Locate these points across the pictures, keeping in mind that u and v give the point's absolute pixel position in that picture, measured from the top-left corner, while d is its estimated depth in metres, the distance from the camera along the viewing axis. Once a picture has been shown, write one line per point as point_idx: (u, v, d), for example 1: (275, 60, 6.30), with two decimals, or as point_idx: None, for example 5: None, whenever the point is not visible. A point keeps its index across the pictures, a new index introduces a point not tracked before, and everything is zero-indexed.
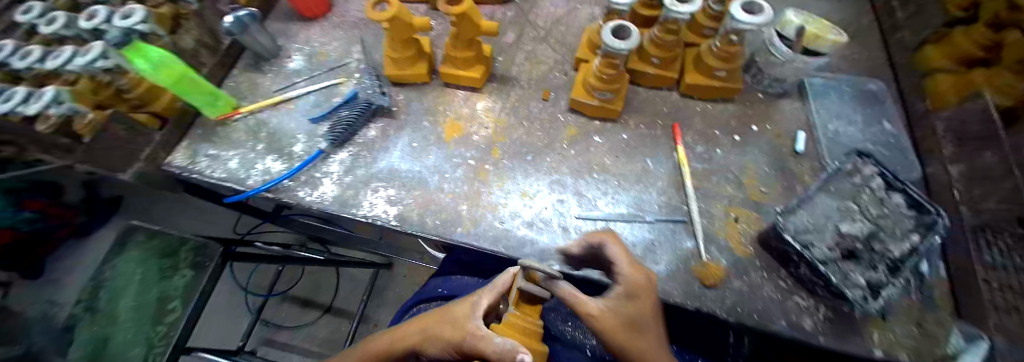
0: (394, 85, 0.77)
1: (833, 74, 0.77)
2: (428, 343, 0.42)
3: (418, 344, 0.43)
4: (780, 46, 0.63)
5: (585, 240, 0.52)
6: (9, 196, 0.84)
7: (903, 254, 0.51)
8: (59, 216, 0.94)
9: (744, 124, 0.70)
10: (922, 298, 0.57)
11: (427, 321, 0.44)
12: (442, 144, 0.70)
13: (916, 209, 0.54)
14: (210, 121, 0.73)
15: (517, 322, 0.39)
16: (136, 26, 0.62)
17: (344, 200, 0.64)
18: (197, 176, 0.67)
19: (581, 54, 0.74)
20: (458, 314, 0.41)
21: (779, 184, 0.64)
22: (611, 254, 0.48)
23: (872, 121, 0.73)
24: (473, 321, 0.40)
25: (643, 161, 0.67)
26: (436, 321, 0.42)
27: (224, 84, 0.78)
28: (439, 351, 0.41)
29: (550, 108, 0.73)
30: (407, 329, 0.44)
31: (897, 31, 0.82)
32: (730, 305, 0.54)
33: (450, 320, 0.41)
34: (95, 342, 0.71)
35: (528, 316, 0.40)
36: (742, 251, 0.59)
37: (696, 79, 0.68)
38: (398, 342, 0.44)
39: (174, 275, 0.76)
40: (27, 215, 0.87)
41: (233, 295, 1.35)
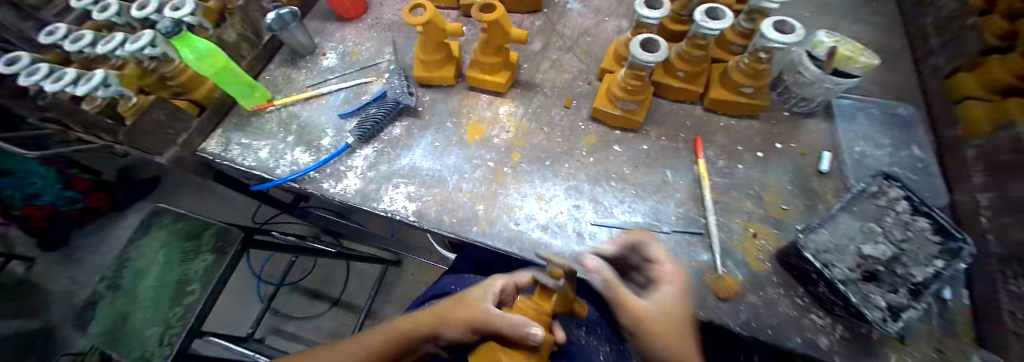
0: (422, 86, 0.79)
1: (862, 96, 0.76)
2: (443, 326, 0.47)
3: (436, 327, 0.47)
4: (809, 66, 0.63)
5: (623, 239, 0.52)
6: (63, 176, 1.05)
7: (927, 279, 0.50)
8: (98, 197, 1.15)
9: (767, 141, 0.69)
10: (944, 325, 0.55)
11: (442, 307, 0.49)
12: (463, 145, 0.71)
13: (942, 235, 0.52)
14: (244, 111, 0.76)
15: (528, 308, 0.43)
16: (184, 18, 0.65)
17: (366, 193, 0.66)
18: (228, 162, 0.70)
19: (607, 65, 0.76)
20: (474, 297, 0.48)
21: (802, 204, 0.63)
22: (654, 252, 0.48)
23: (900, 145, 0.71)
24: (485, 304, 0.45)
25: (662, 172, 0.67)
26: (453, 305, 0.48)
27: (260, 77, 0.82)
28: (456, 332, 0.45)
29: (572, 116, 0.74)
30: (425, 315, 0.49)
31: (931, 57, 0.80)
32: (744, 320, 0.53)
33: (465, 305, 0.47)
34: (115, 319, 0.73)
35: (534, 301, 0.44)
36: (760, 268, 0.58)
37: (721, 95, 0.69)
38: (417, 327, 0.48)
39: (196, 258, 0.79)
40: (71, 193, 1.07)
41: (248, 281, 1.39)
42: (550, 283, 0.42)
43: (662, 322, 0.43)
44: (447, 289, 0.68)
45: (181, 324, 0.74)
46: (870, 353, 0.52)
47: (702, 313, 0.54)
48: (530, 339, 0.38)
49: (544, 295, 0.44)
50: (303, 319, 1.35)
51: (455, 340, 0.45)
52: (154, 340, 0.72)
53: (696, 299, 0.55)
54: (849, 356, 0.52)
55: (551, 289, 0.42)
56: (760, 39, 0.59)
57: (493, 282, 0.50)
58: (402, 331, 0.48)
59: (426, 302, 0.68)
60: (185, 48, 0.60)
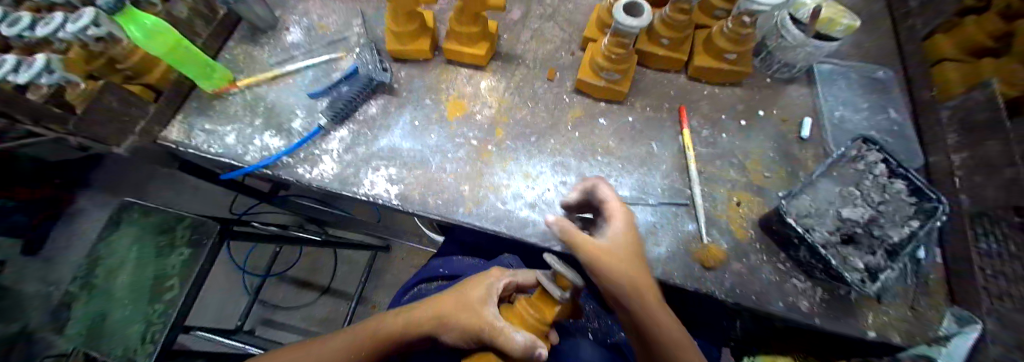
0: (396, 62, 0.75)
1: (842, 60, 0.76)
2: (445, 330, 0.47)
3: (436, 330, 0.47)
4: (792, 30, 0.62)
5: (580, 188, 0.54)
6: None
7: (904, 239, 0.51)
8: None
9: (752, 109, 0.69)
10: (917, 283, 0.58)
11: (441, 311, 0.48)
12: (444, 123, 0.69)
13: (917, 195, 0.54)
14: (205, 94, 0.71)
15: (529, 317, 0.44)
16: None
17: (345, 178, 0.63)
18: (193, 151, 0.66)
19: (588, 33, 0.73)
20: (475, 301, 0.46)
21: (784, 169, 0.64)
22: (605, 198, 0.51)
23: (878, 109, 0.72)
24: (489, 313, 0.44)
25: (648, 145, 0.66)
26: (454, 310, 0.47)
27: (219, 56, 0.76)
28: (458, 338, 0.46)
29: (555, 88, 0.72)
30: (423, 317, 0.48)
31: (909, 18, 0.79)
32: (729, 287, 0.55)
33: (466, 312, 0.46)
34: (91, 319, 0.69)
35: (533, 309, 0.44)
36: (743, 235, 0.59)
37: (706, 62, 0.67)
38: (416, 327, 0.48)
39: (171, 253, 0.76)
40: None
41: (231, 273, 1.35)
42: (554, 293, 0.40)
43: (623, 254, 0.47)
44: (437, 272, 0.69)
45: (162, 320, 0.72)
46: (848, 315, 0.54)
47: (689, 283, 0.55)
48: (535, 357, 0.41)
49: (546, 302, 0.43)
50: (293, 308, 1.34)
51: (455, 343, 0.46)
52: (136, 339, 0.70)
53: (683, 269, 0.56)
54: (828, 317, 0.54)
55: (552, 299, 0.42)
56: (744, 2, 0.57)
57: (497, 282, 0.48)
58: (402, 330, 0.48)
59: (415, 286, 0.70)
60: (132, 26, 0.54)
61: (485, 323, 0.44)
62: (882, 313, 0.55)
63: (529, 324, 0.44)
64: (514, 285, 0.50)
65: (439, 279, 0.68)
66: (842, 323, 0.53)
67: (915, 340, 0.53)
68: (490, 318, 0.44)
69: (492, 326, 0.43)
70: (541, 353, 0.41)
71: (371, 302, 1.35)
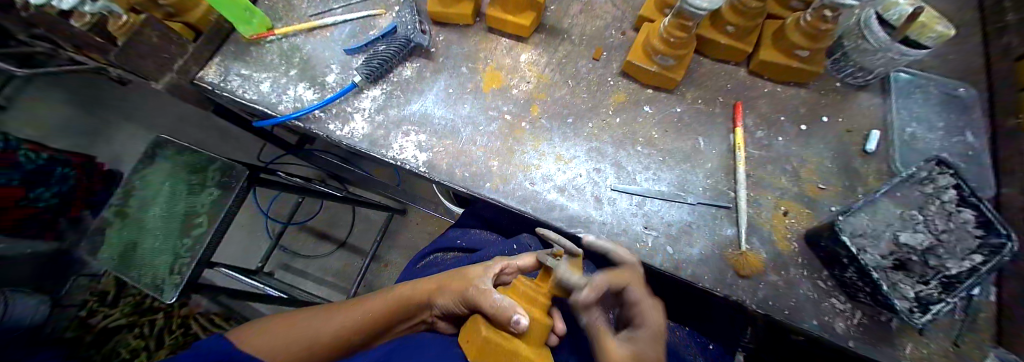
0: (435, 24, 0.72)
1: (923, 71, 0.68)
2: (438, 295, 0.46)
3: (430, 295, 0.47)
4: (877, 30, 0.55)
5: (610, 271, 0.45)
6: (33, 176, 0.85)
7: (964, 273, 0.47)
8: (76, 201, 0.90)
9: (814, 113, 0.64)
10: (967, 320, 0.54)
11: (440, 276, 0.48)
12: (479, 94, 0.66)
13: (984, 229, 0.49)
14: (243, 39, 0.69)
15: (520, 285, 0.41)
16: None
17: (374, 139, 0.62)
18: (228, 95, 0.65)
19: (645, 13, 0.67)
20: (471, 273, 0.45)
21: (840, 182, 0.59)
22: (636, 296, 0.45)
23: (954, 129, 0.65)
24: (481, 279, 0.43)
25: (694, 140, 0.62)
26: (450, 275, 0.47)
27: (259, 2, 0.74)
28: (449, 301, 0.45)
29: (600, 69, 0.68)
30: (423, 281, 0.48)
31: (1005, 32, 0.70)
32: (761, 298, 0.52)
33: (461, 276, 0.46)
34: (125, 246, 0.72)
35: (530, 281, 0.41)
36: (784, 247, 0.55)
37: (771, 57, 0.62)
38: (415, 293, 0.47)
39: (202, 192, 0.76)
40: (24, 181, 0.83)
41: (255, 218, 1.40)
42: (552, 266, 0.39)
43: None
44: (454, 243, 0.70)
45: (190, 254, 0.72)
46: (886, 343, 0.50)
47: (720, 289, 0.52)
48: (512, 321, 0.37)
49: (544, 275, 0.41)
50: (310, 260, 1.38)
51: (448, 308, 0.45)
52: (163, 270, 0.71)
53: (714, 273, 0.53)
54: (864, 341, 0.51)
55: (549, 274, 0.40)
56: None
57: (496, 261, 0.46)
58: (404, 297, 0.47)
59: (431, 254, 0.71)
60: None
61: (471, 285, 0.43)
62: (924, 345, 0.51)
63: (521, 293, 0.41)
64: (515, 271, 0.47)
65: (456, 251, 0.69)
66: (878, 350, 0.50)
67: None
68: (480, 282, 0.43)
69: (477, 288, 0.42)
70: (517, 318, 0.37)
71: (382, 264, 1.38)
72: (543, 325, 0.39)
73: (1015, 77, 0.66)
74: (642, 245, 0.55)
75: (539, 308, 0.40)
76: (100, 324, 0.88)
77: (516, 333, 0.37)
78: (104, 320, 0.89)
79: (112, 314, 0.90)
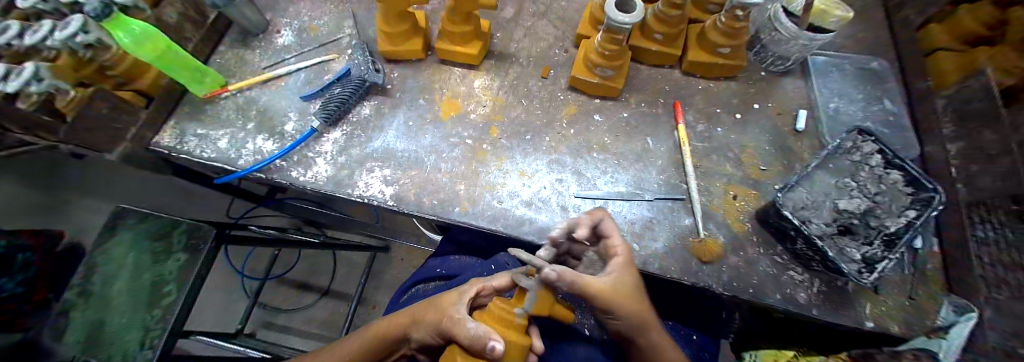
0: (389, 62, 0.74)
1: (838, 52, 0.75)
2: (414, 328, 0.47)
3: (406, 330, 0.47)
4: (785, 22, 0.61)
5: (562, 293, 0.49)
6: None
7: (900, 229, 0.51)
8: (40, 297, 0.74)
9: (747, 102, 0.69)
10: (915, 273, 0.58)
11: (414, 309, 0.48)
12: (439, 123, 0.68)
13: (913, 186, 0.54)
14: (198, 98, 0.70)
15: (494, 308, 0.42)
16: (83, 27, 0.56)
17: (339, 179, 0.63)
18: (186, 156, 0.65)
19: (583, 31, 0.72)
20: (446, 301, 0.45)
21: (779, 162, 0.64)
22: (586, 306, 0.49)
23: (873, 99, 0.71)
24: (456, 307, 0.44)
25: (643, 141, 0.66)
26: (423, 306, 0.47)
27: (211, 60, 0.75)
28: (425, 334, 0.45)
29: (549, 86, 0.72)
30: (398, 315, 0.49)
31: (902, 8, 0.78)
32: (727, 281, 0.55)
33: (436, 306, 0.46)
34: (89, 327, 0.68)
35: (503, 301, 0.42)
36: (739, 228, 0.59)
37: (700, 57, 0.67)
38: (391, 328, 0.48)
39: (168, 259, 0.74)
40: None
41: (229, 278, 1.35)
42: (525, 284, 0.41)
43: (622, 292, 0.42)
44: (433, 273, 0.69)
45: (160, 326, 0.70)
46: (845, 306, 0.54)
47: (686, 277, 0.55)
48: (488, 349, 0.37)
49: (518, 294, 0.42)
50: (292, 314, 1.33)
51: (424, 341, 0.46)
52: (133, 346, 0.68)
53: (680, 263, 0.56)
54: (826, 307, 0.53)
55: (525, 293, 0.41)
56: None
57: (470, 286, 0.47)
58: (381, 332, 0.48)
59: (414, 286, 0.70)
60: (121, 33, 0.54)
61: (447, 315, 0.43)
62: (881, 303, 0.55)
63: (497, 317, 0.41)
64: (492, 292, 0.48)
65: (436, 280, 0.68)
66: (840, 312, 0.53)
67: (914, 331, 0.54)
68: (454, 310, 0.43)
69: (452, 317, 0.42)
70: (493, 345, 0.37)
71: (369, 305, 1.35)
72: (518, 346, 0.40)
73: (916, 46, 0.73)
74: None
75: (515, 330, 0.41)
76: None
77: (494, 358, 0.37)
78: None
79: None
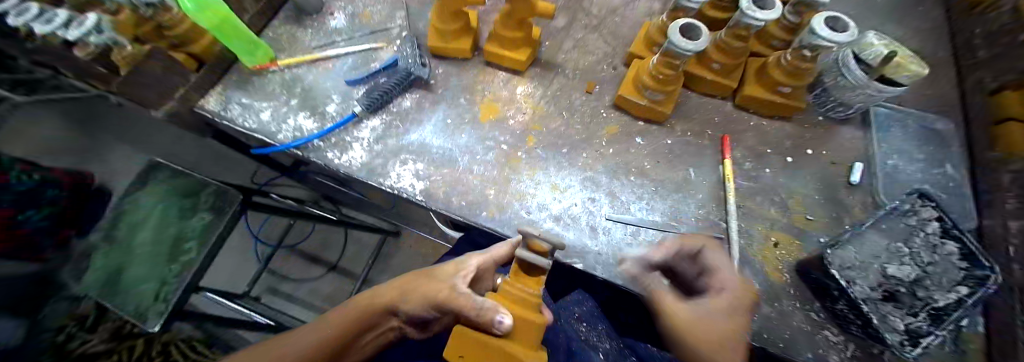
0: (435, 57, 0.74)
1: (902, 106, 0.71)
2: (406, 298, 0.47)
3: (399, 300, 0.47)
4: (854, 69, 0.58)
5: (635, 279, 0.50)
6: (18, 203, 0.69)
7: (950, 305, 0.48)
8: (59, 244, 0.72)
9: (799, 146, 0.66)
10: (959, 351, 0.54)
11: (407, 279, 0.49)
12: (476, 125, 0.67)
13: (968, 261, 0.50)
14: (246, 68, 0.71)
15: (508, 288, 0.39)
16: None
17: (372, 168, 0.62)
18: (228, 123, 0.66)
19: (637, 50, 0.70)
20: (441, 273, 0.47)
21: (827, 214, 0.61)
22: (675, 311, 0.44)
23: (934, 162, 0.67)
24: (452, 279, 0.44)
25: (684, 171, 0.64)
26: (417, 278, 0.48)
27: (263, 34, 0.76)
28: (417, 303, 0.45)
29: (593, 102, 0.70)
30: (389, 285, 0.49)
31: (975, 71, 0.73)
32: (756, 330, 0.52)
33: (432, 277, 0.46)
34: (109, 272, 0.70)
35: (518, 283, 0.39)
36: (778, 278, 0.56)
37: (755, 92, 0.64)
38: (382, 296, 0.48)
39: (192, 216, 0.76)
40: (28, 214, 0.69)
41: (245, 241, 1.38)
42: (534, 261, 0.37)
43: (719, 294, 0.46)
44: None
45: (177, 282, 0.71)
46: None
47: None
48: (495, 322, 0.35)
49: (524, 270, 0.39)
50: (300, 282, 1.36)
51: (416, 310, 0.46)
52: (148, 295, 0.70)
53: None
54: None
55: (535, 268, 0.39)
56: (806, 35, 0.54)
57: (469, 258, 0.47)
58: (371, 300, 0.48)
59: None
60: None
61: (446, 287, 0.43)
62: None
63: (509, 295, 0.39)
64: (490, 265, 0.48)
65: None
66: None
67: None
68: (451, 282, 0.44)
69: (452, 290, 0.42)
70: (500, 318, 0.35)
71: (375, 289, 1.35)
72: (528, 322, 0.37)
73: (987, 113, 0.69)
74: None
75: (527, 307, 0.38)
76: None
77: (502, 334, 0.35)
78: None
79: None
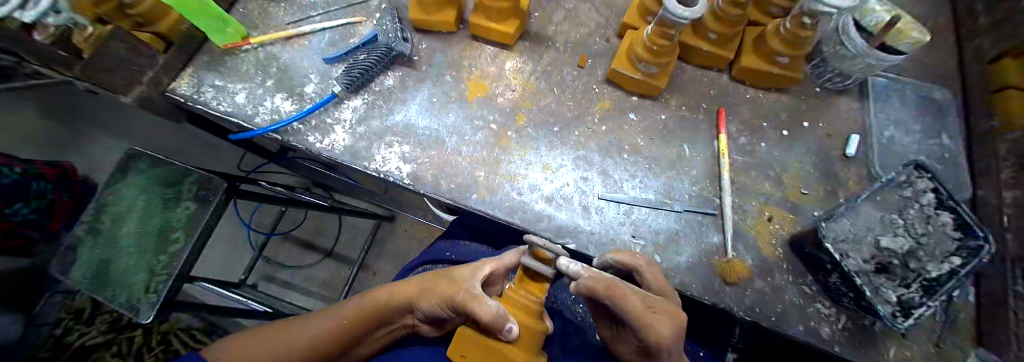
0: (418, 32, 0.70)
1: (901, 75, 0.69)
2: (422, 298, 0.45)
3: (415, 299, 0.46)
4: (854, 37, 0.56)
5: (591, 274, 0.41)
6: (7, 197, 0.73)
7: (943, 276, 0.48)
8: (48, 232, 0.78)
9: (796, 119, 0.64)
10: (948, 321, 0.55)
11: (424, 280, 0.47)
12: (463, 103, 0.65)
13: (962, 231, 0.49)
14: (218, 48, 0.67)
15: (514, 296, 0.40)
16: None
17: (356, 151, 0.60)
18: (202, 107, 0.63)
19: (630, 20, 0.67)
20: (458, 275, 0.44)
21: (822, 187, 0.60)
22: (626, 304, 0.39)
23: (930, 132, 0.66)
24: (470, 283, 0.42)
25: (679, 147, 0.62)
26: (433, 279, 0.46)
27: (234, 10, 0.72)
28: (433, 305, 0.44)
29: (585, 77, 0.67)
30: (404, 283, 0.47)
31: (975, 38, 0.71)
32: (749, 305, 0.52)
33: (449, 279, 0.45)
34: (96, 265, 0.68)
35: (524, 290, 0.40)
36: (771, 252, 0.56)
37: (753, 64, 0.62)
38: (396, 295, 0.46)
39: (178, 207, 0.73)
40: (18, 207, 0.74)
41: (236, 229, 1.36)
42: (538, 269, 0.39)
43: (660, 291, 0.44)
44: (444, 255, 0.66)
45: (167, 271, 0.69)
46: (867, 345, 0.51)
47: (708, 296, 0.52)
48: (503, 331, 0.37)
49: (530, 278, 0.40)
50: (295, 269, 1.35)
51: (431, 312, 0.44)
52: (139, 287, 0.67)
53: (703, 281, 0.53)
54: (848, 345, 0.51)
55: (540, 278, 0.40)
56: (807, 1, 0.52)
57: (485, 264, 0.46)
58: (385, 299, 0.46)
59: (419, 266, 0.67)
60: None
61: (461, 290, 0.41)
62: (905, 347, 0.52)
63: (517, 303, 0.40)
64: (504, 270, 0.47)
65: (445, 262, 0.66)
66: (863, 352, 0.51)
67: None
68: (468, 285, 0.42)
69: (468, 292, 0.41)
70: (510, 327, 0.37)
71: (371, 273, 1.35)
72: (533, 330, 0.39)
73: (986, 81, 0.67)
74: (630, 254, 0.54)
75: (528, 313, 0.40)
76: (77, 342, 0.87)
77: (508, 340, 0.37)
78: (79, 338, 0.88)
79: (89, 333, 0.89)
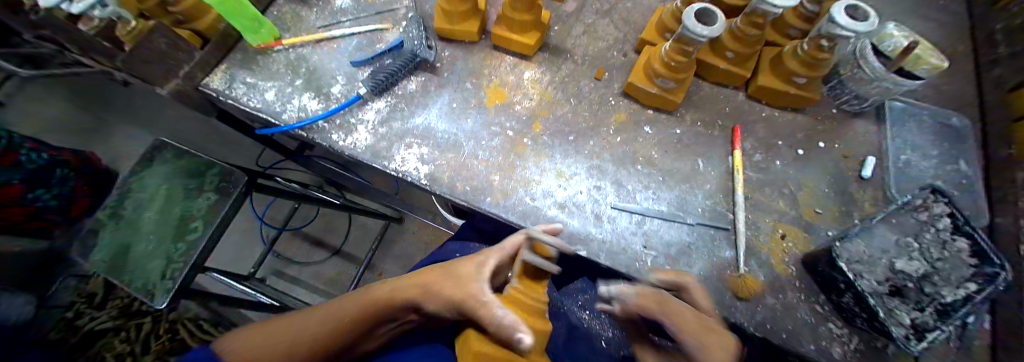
0: (441, 40, 0.73)
1: (919, 101, 0.69)
2: (427, 299, 0.45)
3: (418, 299, 0.46)
4: (873, 60, 0.56)
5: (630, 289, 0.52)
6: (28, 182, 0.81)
7: (957, 302, 0.47)
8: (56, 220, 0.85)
9: (811, 139, 0.65)
10: (962, 348, 0.54)
11: (427, 277, 0.47)
12: (483, 109, 0.67)
13: (978, 258, 0.49)
14: (251, 47, 0.70)
15: (522, 297, 0.41)
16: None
17: (377, 151, 0.62)
18: (233, 102, 0.66)
19: (647, 36, 0.69)
20: (463, 274, 0.44)
21: (837, 208, 0.60)
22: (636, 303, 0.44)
23: (947, 158, 0.65)
24: (477, 286, 0.42)
25: (693, 161, 0.63)
26: (436, 279, 0.46)
27: (268, 12, 0.75)
28: (439, 307, 0.44)
29: (602, 88, 0.69)
30: (406, 281, 0.46)
31: (995, 67, 0.71)
32: (759, 321, 0.52)
33: (454, 280, 0.44)
34: (116, 249, 0.71)
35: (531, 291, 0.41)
36: (783, 270, 0.56)
37: (771, 83, 0.63)
38: (398, 293, 0.46)
39: (198, 197, 0.75)
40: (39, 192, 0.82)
41: (250, 223, 1.39)
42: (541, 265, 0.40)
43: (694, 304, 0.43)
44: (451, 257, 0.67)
45: (183, 259, 0.71)
46: None
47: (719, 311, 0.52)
48: (514, 340, 0.36)
49: (534, 276, 0.42)
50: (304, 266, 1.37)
51: (437, 313, 0.45)
52: (155, 274, 0.70)
53: (714, 295, 0.53)
54: None
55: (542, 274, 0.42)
56: (825, 23, 0.52)
57: (487, 256, 0.45)
58: (387, 297, 0.46)
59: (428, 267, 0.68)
60: None
61: (470, 297, 0.41)
62: None
63: (525, 305, 0.40)
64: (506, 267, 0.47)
65: None
66: None
67: None
68: (478, 291, 0.42)
69: (477, 300, 0.41)
70: (521, 337, 0.36)
71: (377, 273, 1.36)
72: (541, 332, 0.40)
73: (1006, 110, 0.67)
74: (639, 264, 0.55)
75: (535, 312, 0.41)
76: (87, 326, 0.82)
77: (520, 350, 0.36)
78: (89, 323, 0.83)
79: (99, 317, 0.84)
